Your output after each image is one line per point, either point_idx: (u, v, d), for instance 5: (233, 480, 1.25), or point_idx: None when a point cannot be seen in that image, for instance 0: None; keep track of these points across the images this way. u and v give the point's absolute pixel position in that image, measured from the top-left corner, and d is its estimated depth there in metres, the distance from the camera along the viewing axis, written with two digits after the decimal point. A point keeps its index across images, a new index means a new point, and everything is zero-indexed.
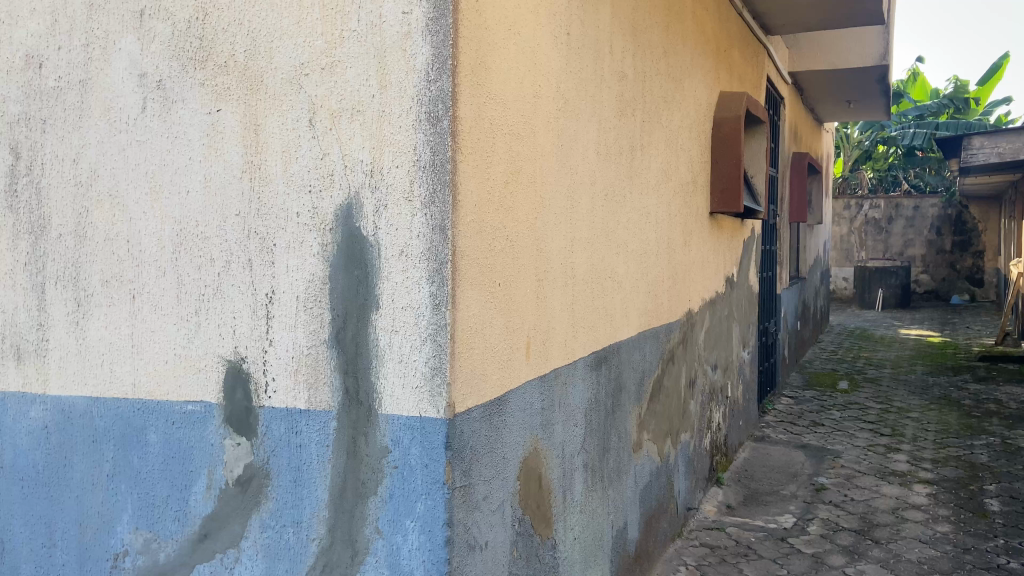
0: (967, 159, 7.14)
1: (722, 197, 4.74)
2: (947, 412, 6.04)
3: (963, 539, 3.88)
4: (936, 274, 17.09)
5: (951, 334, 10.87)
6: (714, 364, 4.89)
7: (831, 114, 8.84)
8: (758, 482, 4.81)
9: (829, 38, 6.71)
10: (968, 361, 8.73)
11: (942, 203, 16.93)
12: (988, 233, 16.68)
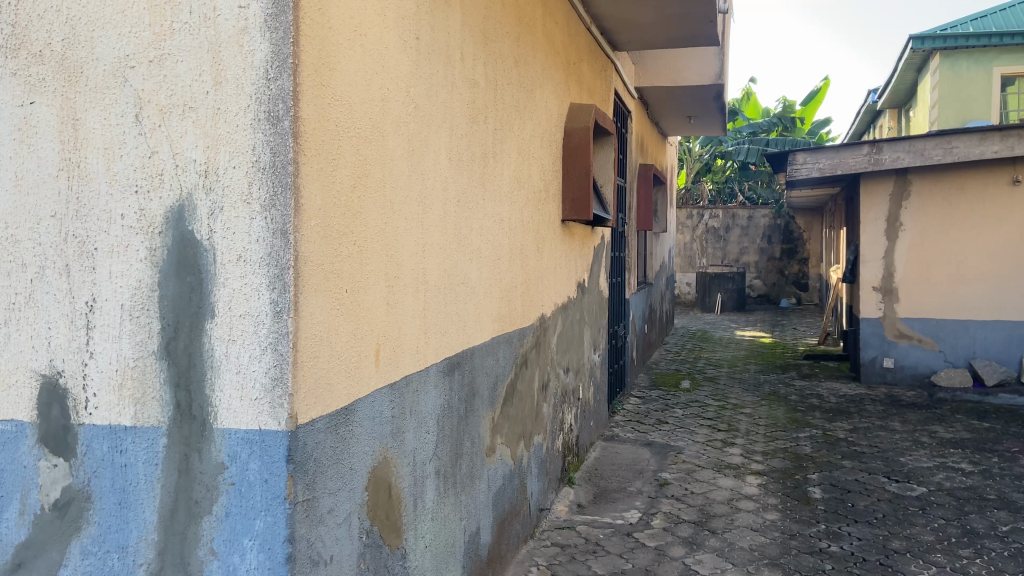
0: (793, 174, 7.79)
1: (574, 205, 4.85)
2: (776, 407, 6.55)
3: (789, 526, 4.19)
4: (767, 279, 18.54)
5: (779, 335, 11.79)
6: (567, 367, 5.02)
7: (675, 129, 9.37)
8: (607, 480, 4.99)
9: (672, 56, 7.10)
10: (794, 359, 9.53)
11: (773, 214, 18.35)
12: (812, 241, 18.12)
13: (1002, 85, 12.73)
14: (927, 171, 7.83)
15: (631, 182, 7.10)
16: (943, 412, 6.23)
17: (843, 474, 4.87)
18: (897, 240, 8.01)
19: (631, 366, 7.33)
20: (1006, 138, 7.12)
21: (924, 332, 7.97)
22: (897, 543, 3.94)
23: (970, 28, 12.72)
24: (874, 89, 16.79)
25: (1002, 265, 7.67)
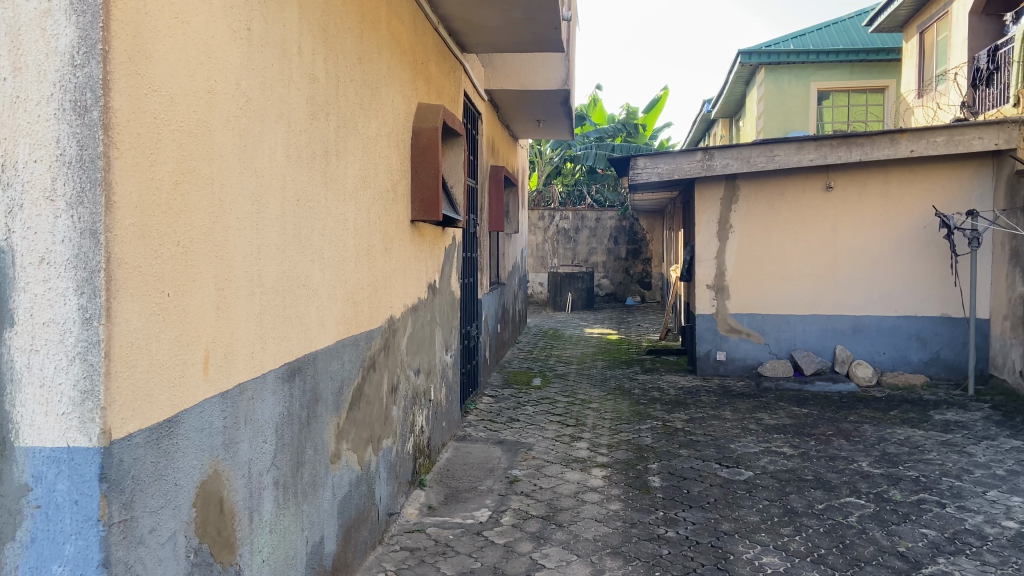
0: (634, 177, 8.17)
1: (423, 206, 4.82)
2: (620, 400, 6.85)
3: (630, 515, 4.38)
4: (614, 279, 19.35)
5: (624, 332, 12.33)
6: (417, 368, 4.98)
7: (527, 132, 9.56)
8: (458, 480, 5.00)
9: (520, 60, 7.25)
10: (638, 354, 10.00)
11: (619, 215, 19.16)
12: (654, 242, 19.11)
13: (818, 99, 13.86)
14: (753, 177, 8.45)
15: (482, 183, 7.17)
16: (768, 400, 6.74)
17: (681, 462, 5.15)
18: (728, 241, 8.58)
19: (484, 366, 7.38)
20: (820, 148, 7.81)
21: (751, 326, 8.60)
22: (728, 525, 4.22)
23: (791, 45, 13.83)
24: (705, 100, 18.13)
25: (817, 262, 8.39)
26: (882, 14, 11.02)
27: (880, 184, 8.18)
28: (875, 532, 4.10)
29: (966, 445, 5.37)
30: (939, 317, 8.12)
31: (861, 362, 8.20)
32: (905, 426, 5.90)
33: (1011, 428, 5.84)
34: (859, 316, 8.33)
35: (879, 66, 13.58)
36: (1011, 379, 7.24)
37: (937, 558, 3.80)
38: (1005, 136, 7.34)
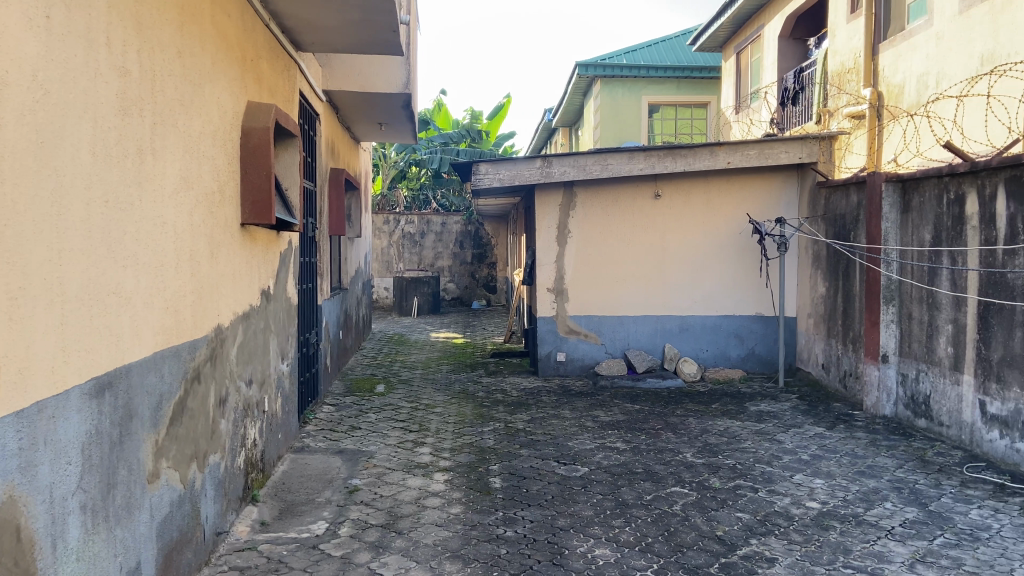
0: (476, 183, 8.27)
1: (253, 209, 4.64)
2: (464, 403, 6.91)
3: (471, 517, 4.41)
4: (460, 283, 19.47)
5: (470, 335, 12.45)
6: (250, 379, 4.78)
7: (369, 134, 9.42)
8: (294, 493, 4.84)
9: (359, 62, 7.19)
10: (483, 357, 10.12)
11: (464, 220, 19.30)
12: (498, 247, 19.45)
13: (649, 111, 14.63)
14: (588, 184, 8.80)
15: (321, 186, 7.00)
16: (604, 398, 7.04)
17: (521, 462, 5.26)
18: (566, 246, 8.86)
19: (324, 373, 7.21)
20: (649, 158, 8.27)
21: (589, 327, 8.95)
22: (563, 521, 4.35)
23: (623, 60, 14.53)
24: (547, 109, 18.66)
25: (649, 265, 8.87)
26: (704, 34, 11.69)
27: (702, 193, 8.76)
28: (697, 519, 4.38)
29: (776, 433, 5.86)
30: (754, 316, 8.83)
31: (686, 360, 8.71)
32: (724, 417, 6.36)
33: (813, 416, 6.45)
34: (687, 316, 8.89)
35: (701, 83, 14.58)
36: (815, 372, 8.00)
37: (750, 540, 4.12)
38: (807, 150, 8.13)
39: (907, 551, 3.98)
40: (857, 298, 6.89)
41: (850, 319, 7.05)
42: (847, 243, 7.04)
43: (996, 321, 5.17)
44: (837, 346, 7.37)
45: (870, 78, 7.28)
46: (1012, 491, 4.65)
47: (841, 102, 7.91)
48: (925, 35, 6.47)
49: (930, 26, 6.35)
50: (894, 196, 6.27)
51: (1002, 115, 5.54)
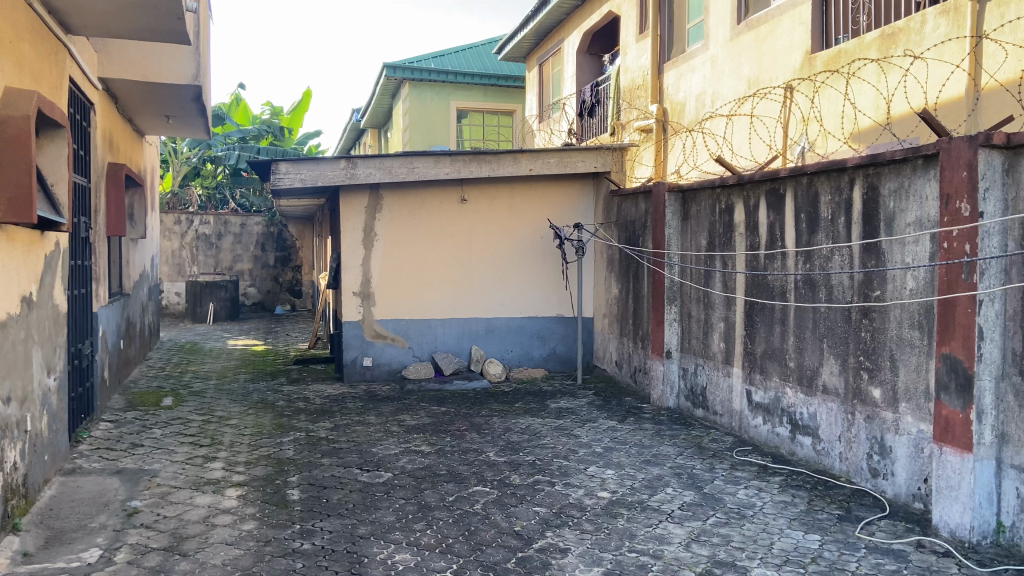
0: (276, 182, 7.95)
1: (11, 207, 4.05)
2: (262, 414, 6.60)
3: (265, 533, 4.22)
4: (262, 287, 18.60)
5: (272, 342, 11.89)
6: (7, 396, 4.26)
7: (153, 128, 8.74)
8: (63, 520, 4.36)
9: (141, 50, 6.68)
10: (285, 365, 9.73)
11: (265, 222, 18.48)
12: (303, 249, 18.85)
13: (457, 116, 14.87)
14: (394, 186, 8.72)
15: (97, 183, 6.40)
16: (411, 402, 7.03)
17: (321, 472, 5.11)
18: (372, 250, 8.73)
19: (100, 387, 6.57)
20: (454, 163, 8.38)
21: (396, 331, 8.89)
22: (364, 529, 4.28)
23: (431, 64, 14.67)
24: (355, 109, 18.34)
25: (455, 267, 8.98)
26: (508, 44, 12.00)
27: (506, 197, 9.02)
28: (497, 516, 4.49)
29: (573, 428, 6.16)
30: (555, 317, 9.24)
31: (492, 361, 8.92)
32: (524, 416, 6.58)
33: (607, 410, 6.85)
34: (492, 318, 9.13)
35: (506, 91, 15.08)
36: (609, 368, 8.53)
37: (546, 533, 4.29)
38: (601, 161, 8.61)
39: (684, 532, 4.33)
40: (644, 299, 7.41)
41: (639, 318, 7.57)
42: (635, 247, 7.56)
43: (759, 318, 5.79)
44: (629, 344, 7.90)
45: (656, 95, 8.27)
46: (772, 471, 5.23)
47: (632, 116, 8.78)
48: (703, 58, 7.45)
49: (707, 50, 7.32)
50: (676, 205, 6.82)
51: (765, 133, 6.56)
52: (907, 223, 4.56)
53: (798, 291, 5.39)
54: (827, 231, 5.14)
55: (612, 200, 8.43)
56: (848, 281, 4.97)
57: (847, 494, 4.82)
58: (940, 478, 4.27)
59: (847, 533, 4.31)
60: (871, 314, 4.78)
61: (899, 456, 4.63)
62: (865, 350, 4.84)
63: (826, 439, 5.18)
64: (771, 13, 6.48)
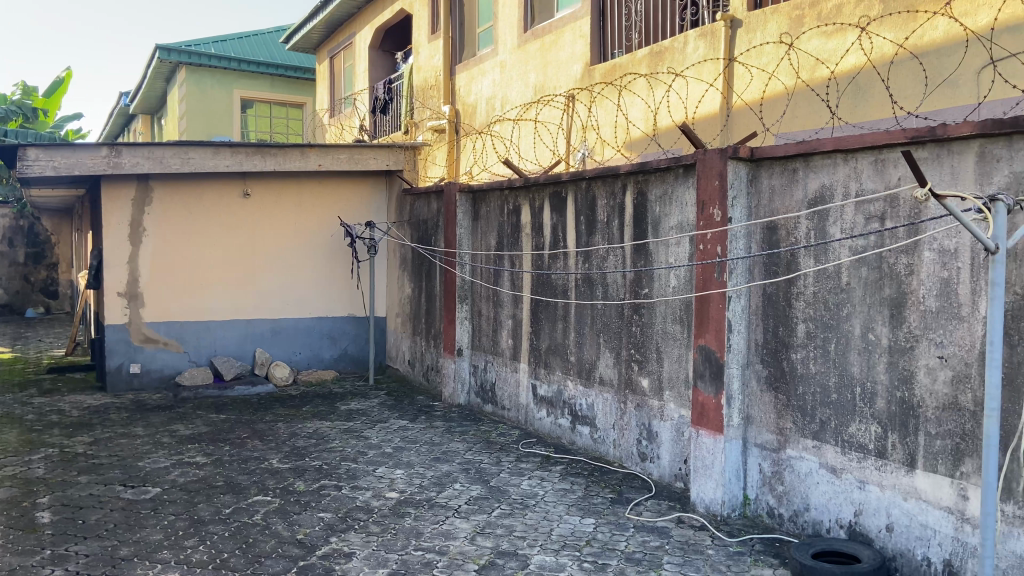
0: (23, 169, 7.06)
1: None
2: (6, 430, 5.82)
3: (6, 562, 3.72)
4: (9, 287, 16.48)
5: (20, 350, 10.54)
6: None
7: None
8: None
9: None
10: (36, 374, 8.68)
11: (14, 213, 16.37)
12: (60, 245, 16.96)
13: (241, 107, 14.09)
14: (167, 178, 8.15)
15: None
16: (186, 411, 6.55)
17: (78, 491, 4.61)
18: (141, 245, 8.12)
19: None
20: (235, 154, 7.89)
21: (168, 334, 8.29)
22: (126, 550, 3.91)
23: (211, 49, 13.75)
24: (124, 93, 16.76)
25: (237, 266, 8.54)
26: (296, 33, 11.53)
27: (294, 193, 8.72)
28: (278, 526, 4.30)
29: (363, 429, 6.07)
30: (346, 317, 9.06)
31: (278, 363, 8.56)
32: (312, 420, 6.38)
33: (398, 410, 6.83)
34: (278, 319, 8.76)
35: (293, 83, 14.60)
36: (402, 368, 8.53)
37: (330, 538, 4.17)
38: (394, 158, 8.62)
39: (469, 526, 4.42)
40: (436, 298, 7.50)
41: (432, 317, 7.63)
42: (428, 246, 7.63)
43: (543, 315, 6.05)
44: (421, 343, 7.94)
45: (448, 97, 8.41)
46: (554, 460, 5.50)
47: (426, 117, 8.93)
48: (492, 63, 7.72)
49: (496, 55, 7.61)
50: (466, 206, 6.95)
51: (548, 140, 6.95)
52: (670, 227, 4.99)
53: (578, 289, 5.70)
54: (603, 233, 5.48)
55: (404, 199, 8.43)
56: (621, 280, 5.34)
57: (619, 478, 5.18)
58: (697, 458, 4.73)
59: (618, 514, 4.64)
60: (641, 310, 5.17)
61: (663, 440, 5.05)
62: (636, 343, 5.22)
63: (602, 427, 5.52)
64: (555, 24, 6.85)
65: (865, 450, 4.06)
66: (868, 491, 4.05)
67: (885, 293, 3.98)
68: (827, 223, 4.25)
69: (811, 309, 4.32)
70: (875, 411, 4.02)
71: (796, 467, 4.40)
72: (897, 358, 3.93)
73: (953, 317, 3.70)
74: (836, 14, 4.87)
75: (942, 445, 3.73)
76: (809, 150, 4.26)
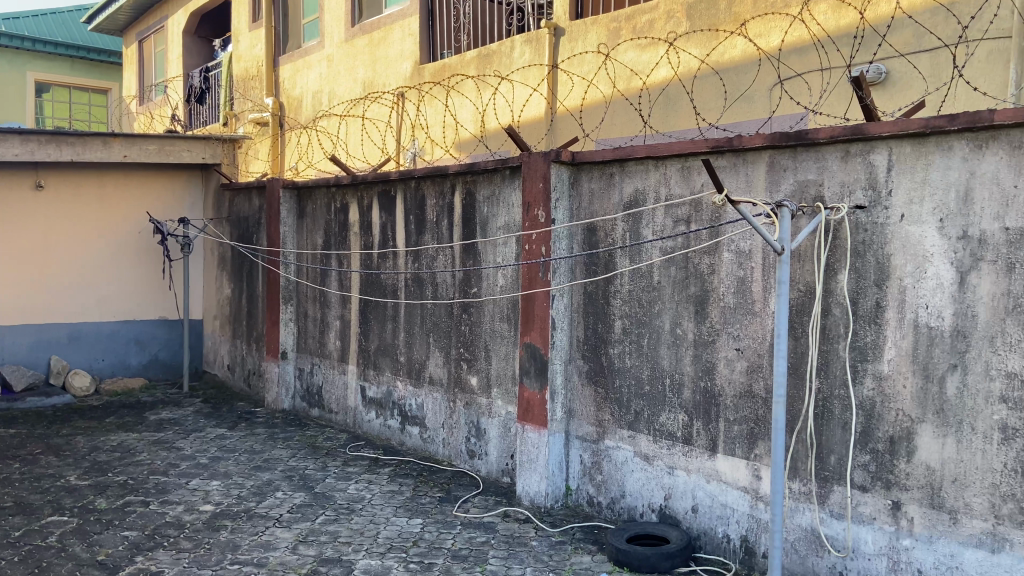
0: None
1: None
2: None
3: None
4: None
5: None
6: None
7: None
8: None
9: None
10: None
11: None
12: None
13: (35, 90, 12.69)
14: None
15: None
16: None
17: None
18: None
19: None
20: (26, 142, 7.14)
21: None
22: None
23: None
24: None
25: (26, 266, 7.74)
26: (100, 14, 10.83)
27: (94, 187, 8.04)
28: (75, 547, 3.93)
29: (175, 440, 5.72)
30: (158, 320, 8.47)
31: (78, 371, 7.83)
32: (118, 432, 5.90)
33: (215, 418, 6.47)
34: (77, 324, 8.02)
35: (97, 67, 13.44)
36: (221, 373, 8.09)
37: (136, 558, 3.87)
38: (210, 151, 8.10)
39: (291, 536, 4.25)
40: (258, 299, 7.17)
41: (253, 320, 7.28)
42: (249, 245, 7.29)
43: (372, 316, 5.96)
44: (241, 347, 7.58)
45: (272, 89, 8.40)
46: (382, 463, 5.45)
47: (246, 108, 8.81)
48: (318, 56, 7.72)
49: (322, 49, 7.60)
50: (290, 203, 6.71)
51: (377, 139, 7.03)
52: (498, 227, 5.08)
53: (408, 289, 5.67)
54: (432, 233, 5.49)
55: (222, 196, 8.02)
56: (450, 279, 5.38)
57: (447, 477, 5.22)
58: (523, 453, 4.86)
59: (445, 513, 4.66)
60: (469, 309, 5.24)
61: (491, 437, 5.14)
62: (464, 342, 5.27)
63: (431, 427, 5.53)
64: (384, 21, 6.88)
65: (674, 438, 4.35)
66: (676, 476, 4.34)
67: (691, 291, 4.27)
68: (641, 225, 4.49)
69: (626, 306, 4.56)
70: (682, 401, 4.31)
71: (613, 456, 4.62)
72: (701, 351, 4.23)
73: (748, 313, 4.04)
74: (649, 28, 5.34)
75: (739, 430, 4.06)
76: (624, 156, 4.48)
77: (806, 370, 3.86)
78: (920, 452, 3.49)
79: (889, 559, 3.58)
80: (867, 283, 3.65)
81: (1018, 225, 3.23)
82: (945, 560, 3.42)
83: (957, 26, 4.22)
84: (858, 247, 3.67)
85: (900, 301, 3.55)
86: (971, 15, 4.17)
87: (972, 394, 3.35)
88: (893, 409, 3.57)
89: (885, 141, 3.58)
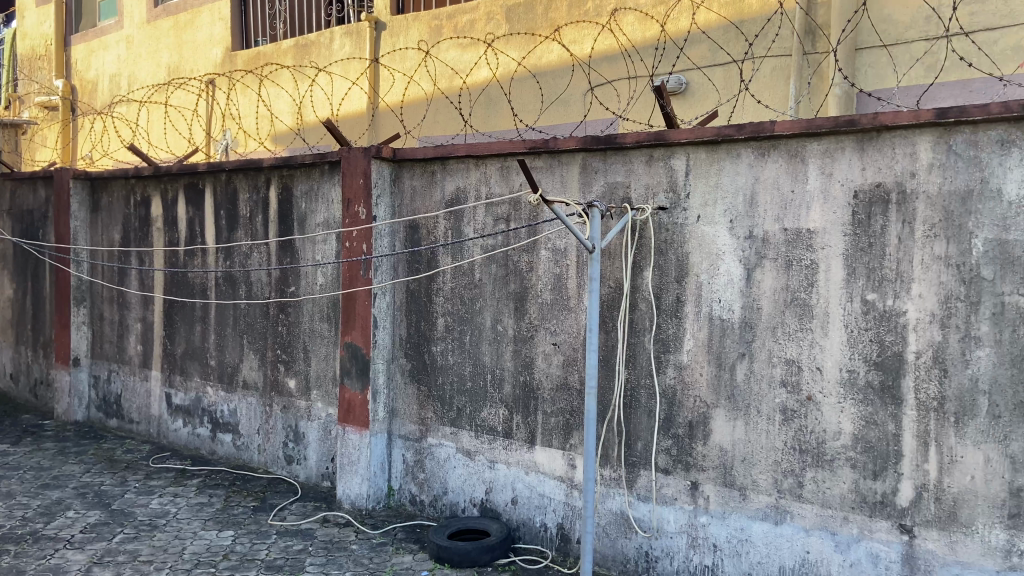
0: None
1: None
2: None
3: None
4: None
5: None
6: None
7: None
8: None
9: None
10: None
11: None
12: None
13: None
14: None
15: None
16: None
17: None
18: None
19: None
20: None
21: None
22: None
23: None
24: None
25: None
26: None
27: None
28: None
29: None
30: None
31: None
32: None
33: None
34: None
35: None
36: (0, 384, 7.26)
37: None
38: None
39: (84, 557, 3.91)
40: (45, 301, 6.49)
41: (40, 324, 6.59)
42: (34, 241, 6.56)
43: (178, 317, 5.58)
44: (26, 354, 6.83)
45: (63, 70, 8.22)
46: (190, 474, 5.13)
47: (32, 89, 8.53)
48: (116, 37, 7.72)
49: (121, 29, 7.63)
50: (82, 195, 6.13)
51: (186, 126, 6.98)
52: (316, 223, 4.92)
53: (218, 289, 5.36)
54: (245, 229, 5.22)
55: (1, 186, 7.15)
56: (265, 278, 5.14)
57: (262, 484, 5.00)
58: (343, 455, 4.74)
59: (260, 523, 4.46)
60: (286, 309, 5.04)
61: (310, 441, 4.98)
62: (281, 343, 5.06)
63: (245, 433, 5.28)
64: (188, 6, 7.03)
65: (494, 432, 4.42)
66: (497, 470, 4.41)
67: (510, 288, 4.36)
68: (462, 223, 4.52)
69: (448, 304, 4.58)
70: (502, 395, 4.39)
71: (435, 454, 4.63)
72: (520, 346, 4.33)
73: (564, 308, 4.18)
74: (470, 28, 5.53)
75: (556, 421, 4.20)
76: (446, 154, 4.48)
77: (616, 362, 4.06)
78: (714, 435, 3.77)
79: (688, 536, 3.85)
80: (669, 279, 3.90)
81: (795, 226, 3.55)
82: (736, 534, 3.72)
83: (744, 43, 4.66)
84: (661, 245, 3.91)
85: (697, 296, 3.82)
86: (754, 34, 4.63)
87: (758, 379, 3.65)
88: (692, 396, 3.83)
89: (684, 147, 3.84)
